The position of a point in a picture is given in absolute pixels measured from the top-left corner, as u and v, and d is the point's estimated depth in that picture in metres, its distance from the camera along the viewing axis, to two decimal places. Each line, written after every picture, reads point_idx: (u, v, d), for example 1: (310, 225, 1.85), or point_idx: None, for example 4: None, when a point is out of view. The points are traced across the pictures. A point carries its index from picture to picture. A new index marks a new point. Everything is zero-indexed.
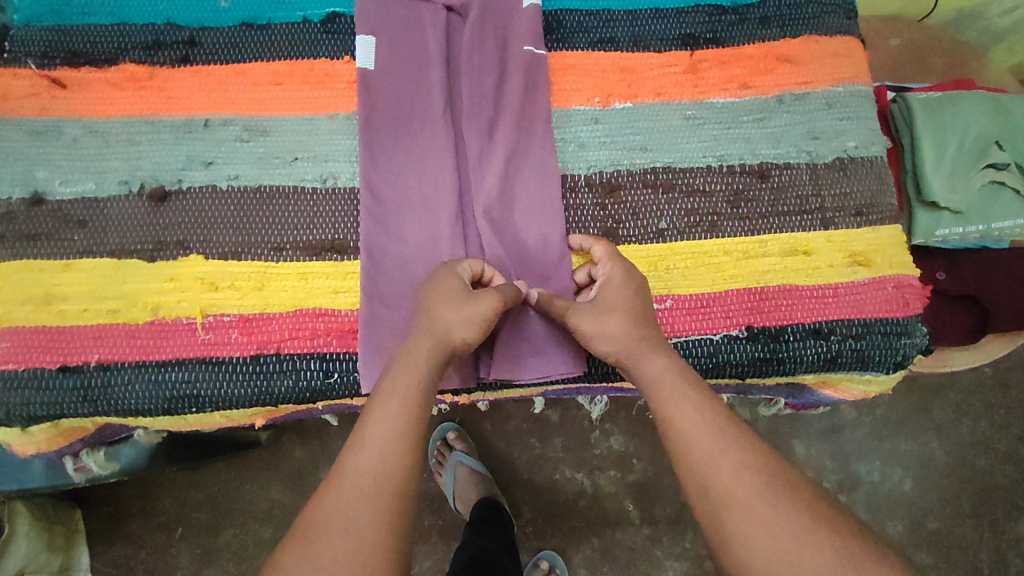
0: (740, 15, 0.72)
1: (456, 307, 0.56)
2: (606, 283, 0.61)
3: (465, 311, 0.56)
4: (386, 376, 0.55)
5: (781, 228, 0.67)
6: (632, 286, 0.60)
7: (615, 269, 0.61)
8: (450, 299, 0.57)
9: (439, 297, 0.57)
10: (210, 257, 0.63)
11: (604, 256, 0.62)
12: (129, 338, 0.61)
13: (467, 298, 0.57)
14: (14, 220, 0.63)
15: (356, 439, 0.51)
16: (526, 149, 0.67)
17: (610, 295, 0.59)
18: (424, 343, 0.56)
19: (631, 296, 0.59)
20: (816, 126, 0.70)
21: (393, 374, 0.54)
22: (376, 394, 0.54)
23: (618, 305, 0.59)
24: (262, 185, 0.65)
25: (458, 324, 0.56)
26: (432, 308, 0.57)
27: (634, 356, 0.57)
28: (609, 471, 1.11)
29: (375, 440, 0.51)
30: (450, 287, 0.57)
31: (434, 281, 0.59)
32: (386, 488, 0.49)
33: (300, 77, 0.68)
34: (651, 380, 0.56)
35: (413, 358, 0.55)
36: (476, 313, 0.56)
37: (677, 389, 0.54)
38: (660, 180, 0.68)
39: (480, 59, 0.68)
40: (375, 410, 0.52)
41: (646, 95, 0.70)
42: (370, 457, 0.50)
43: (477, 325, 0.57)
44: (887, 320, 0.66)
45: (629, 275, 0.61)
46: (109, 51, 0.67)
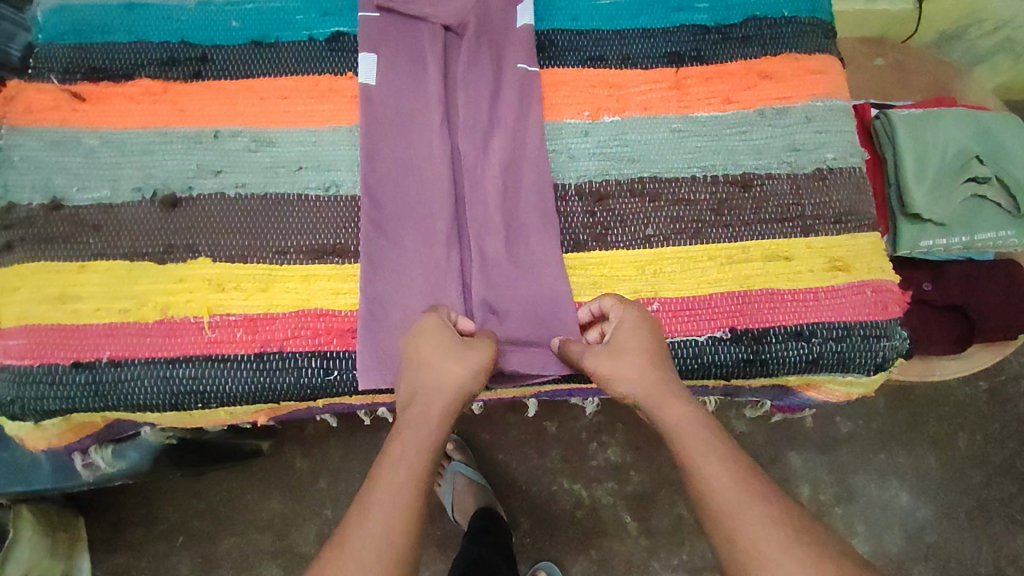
0: (723, 34, 0.76)
1: (454, 359, 0.60)
2: (619, 326, 0.63)
3: (464, 361, 0.60)
4: (396, 438, 0.58)
5: (763, 234, 0.70)
6: (645, 332, 0.63)
7: (629, 312, 0.64)
8: (449, 352, 0.60)
9: (435, 348, 0.61)
10: (218, 260, 0.66)
11: (615, 304, 0.65)
12: (139, 335, 0.63)
13: (463, 351, 0.61)
14: (33, 224, 0.67)
15: (362, 507, 0.54)
16: (518, 161, 0.71)
17: (624, 337, 0.62)
18: (430, 400, 0.59)
19: (644, 340, 0.62)
20: (796, 139, 0.73)
21: (405, 437, 0.58)
22: (386, 456, 0.57)
23: (632, 348, 0.61)
24: (269, 193, 0.69)
25: (457, 374, 0.60)
26: (430, 360, 0.61)
27: (654, 400, 0.59)
28: (605, 482, 1.13)
29: (379, 507, 0.53)
30: (444, 337, 0.61)
31: (420, 331, 0.62)
32: (389, 552, 0.51)
33: (306, 91, 0.72)
34: (669, 427, 0.58)
35: (422, 415, 0.59)
36: (474, 358, 0.61)
37: (682, 447, 0.57)
38: (646, 190, 0.71)
39: (475, 75, 0.72)
40: (386, 476, 0.55)
41: (633, 110, 0.74)
42: (375, 525, 0.52)
43: (471, 368, 0.60)
44: (867, 324, 0.68)
45: (641, 317, 0.63)
46: (126, 67, 0.71)
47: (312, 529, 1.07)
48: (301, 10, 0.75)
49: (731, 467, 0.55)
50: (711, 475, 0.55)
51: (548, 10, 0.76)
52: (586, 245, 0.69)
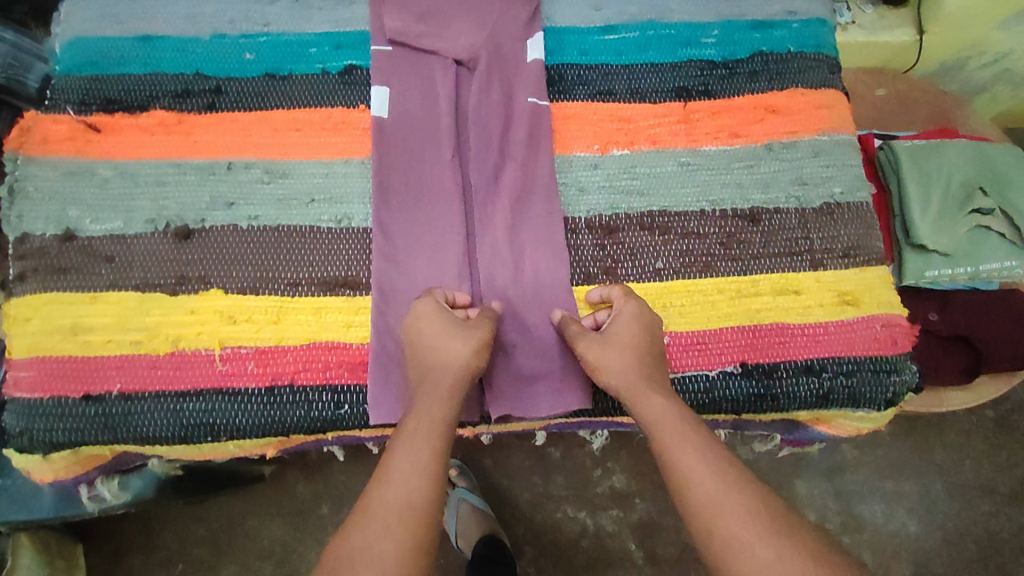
0: (729, 70, 0.78)
1: (449, 345, 0.61)
2: (618, 317, 0.64)
3: (465, 339, 0.61)
4: (411, 414, 0.59)
5: (772, 268, 0.70)
6: (644, 321, 0.64)
7: (629, 305, 0.64)
8: (443, 337, 0.61)
9: (434, 330, 0.61)
10: (230, 291, 0.66)
11: (620, 297, 0.65)
12: (149, 368, 0.63)
13: (458, 335, 0.61)
14: (46, 255, 0.67)
15: (381, 478, 0.55)
16: (529, 195, 0.71)
17: (621, 329, 0.63)
18: (434, 380, 0.60)
19: (640, 336, 0.63)
20: (803, 174, 0.74)
21: (420, 411, 0.59)
22: (403, 428, 0.58)
23: (627, 341, 0.62)
24: (282, 225, 0.69)
25: (459, 352, 0.60)
26: (425, 343, 0.61)
27: (635, 395, 0.61)
28: (611, 509, 1.12)
29: (398, 477, 0.55)
30: (438, 323, 0.62)
31: (417, 314, 0.62)
32: (409, 518, 0.53)
33: (319, 124, 0.72)
34: (645, 415, 0.60)
35: (430, 394, 0.59)
36: (474, 336, 0.61)
37: (662, 443, 0.58)
38: (656, 223, 0.72)
39: (485, 109, 0.73)
40: (402, 446, 0.56)
41: (642, 143, 0.74)
42: (395, 492, 0.54)
43: (473, 346, 0.61)
44: (877, 358, 0.68)
45: (641, 311, 0.64)
46: (141, 98, 0.72)
47: (314, 558, 1.05)
48: (314, 43, 0.76)
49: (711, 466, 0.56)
50: (692, 465, 0.56)
51: (558, 45, 0.77)
52: (596, 278, 0.70)
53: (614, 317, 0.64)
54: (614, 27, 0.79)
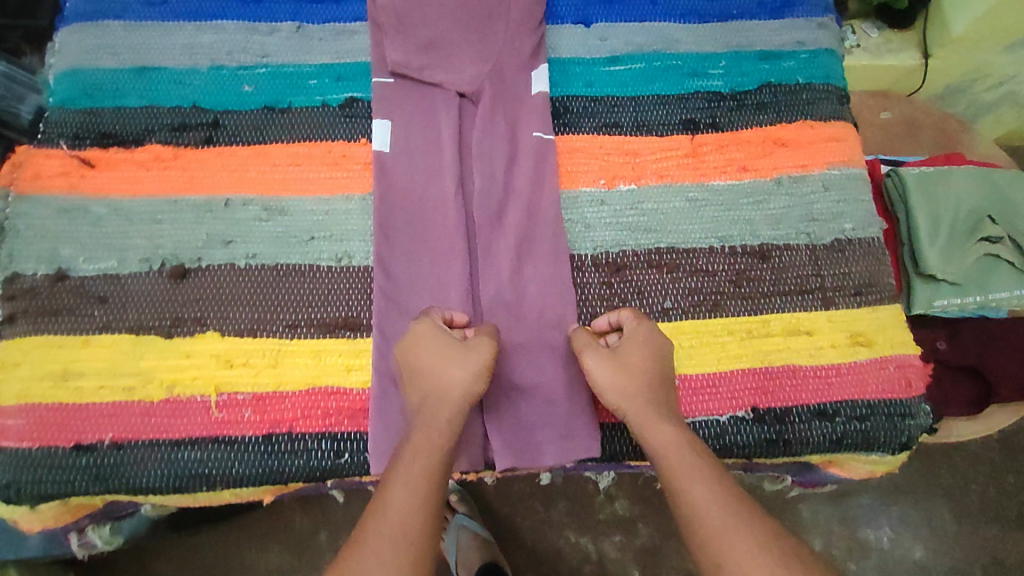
0: (737, 101, 0.76)
1: (449, 363, 0.58)
2: (630, 338, 0.62)
3: (465, 362, 0.59)
4: (409, 439, 0.56)
5: (784, 308, 0.69)
6: (654, 345, 0.61)
7: (641, 328, 0.63)
8: (444, 356, 0.59)
9: (434, 352, 0.59)
10: (226, 334, 0.64)
11: (632, 320, 0.64)
12: (143, 416, 0.61)
13: (458, 353, 0.59)
14: (37, 295, 0.65)
15: (378, 506, 0.52)
16: (534, 234, 0.69)
17: (631, 350, 0.61)
18: (434, 404, 0.58)
19: (650, 359, 0.61)
20: (813, 209, 0.73)
21: (418, 435, 0.56)
22: (401, 454, 0.55)
23: (636, 362, 0.60)
24: (280, 264, 0.67)
25: (459, 376, 0.58)
26: (425, 362, 0.59)
27: (642, 419, 0.58)
28: (614, 535, 1.10)
29: (395, 505, 0.52)
30: (439, 341, 0.59)
31: (416, 336, 0.60)
32: (406, 549, 0.50)
33: (319, 158, 0.71)
34: (653, 439, 0.57)
35: (429, 419, 0.57)
36: (476, 357, 0.59)
37: (671, 471, 0.55)
38: (664, 261, 0.70)
39: (489, 144, 0.71)
40: (401, 473, 0.54)
41: (649, 178, 0.73)
42: (392, 521, 0.51)
43: (473, 369, 0.58)
44: (891, 402, 0.67)
45: (653, 335, 0.62)
46: (136, 132, 0.70)
47: None
48: (314, 75, 0.74)
49: (721, 496, 0.54)
50: (700, 497, 0.53)
51: (563, 76, 0.76)
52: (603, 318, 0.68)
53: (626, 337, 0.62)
54: (620, 57, 0.77)
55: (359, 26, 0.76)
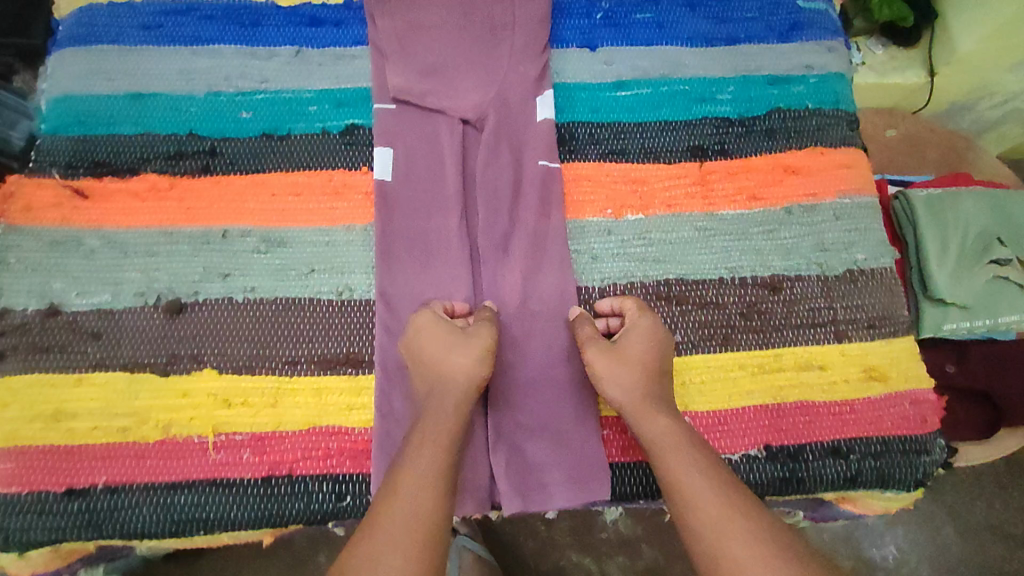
0: (746, 127, 0.75)
1: (453, 351, 0.59)
2: (630, 330, 0.62)
3: (467, 348, 0.59)
4: (416, 425, 0.56)
5: (795, 341, 0.67)
6: (655, 337, 0.62)
7: (643, 320, 0.63)
8: (447, 344, 0.59)
9: (436, 340, 0.60)
10: (224, 371, 0.62)
11: (633, 310, 0.64)
12: (138, 458, 0.60)
13: (460, 340, 0.59)
14: (28, 331, 0.63)
15: (387, 490, 0.52)
16: (539, 266, 0.68)
17: (632, 341, 0.61)
18: (439, 393, 0.58)
19: (651, 351, 0.61)
20: (825, 238, 0.71)
21: (424, 420, 0.56)
22: (408, 440, 0.55)
23: (636, 355, 0.60)
24: (280, 297, 0.65)
25: (462, 362, 0.58)
26: (429, 351, 0.60)
27: (639, 411, 0.58)
28: (616, 557, 1.07)
29: (405, 488, 0.52)
30: (442, 330, 0.60)
31: (417, 328, 0.61)
32: (419, 529, 0.50)
33: (319, 188, 0.69)
34: (649, 429, 0.58)
35: (434, 407, 0.57)
36: (478, 346, 0.59)
37: (666, 462, 0.55)
38: (672, 292, 0.68)
39: (494, 173, 0.70)
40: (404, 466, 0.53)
41: (657, 207, 0.71)
42: (404, 502, 0.51)
43: (475, 355, 0.59)
44: (906, 438, 0.65)
45: (654, 327, 0.63)
46: (131, 161, 0.69)
47: None
48: (314, 101, 0.72)
49: (726, 486, 0.53)
50: (695, 488, 0.53)
51: (568, 102, 0.74)
52: None
53: (627, 329, 0.63)
54: (626, 83, 0.75)
55: (359, 50, 0.74)
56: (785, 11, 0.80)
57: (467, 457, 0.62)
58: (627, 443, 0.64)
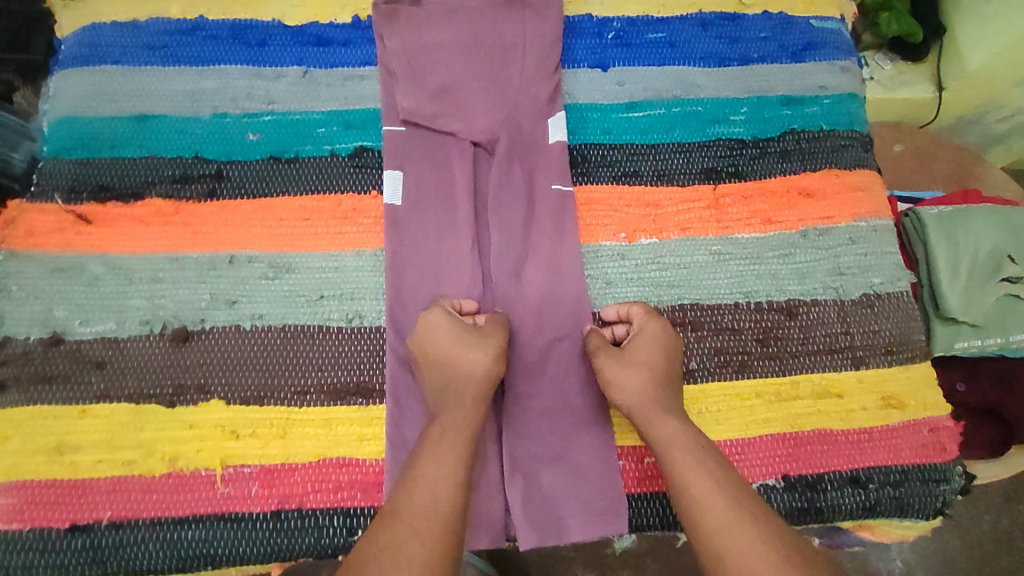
0: (760, 149, 0.74)
1: (466, 350, 0.59)
2: (639, 336, 0.62)
3: (484, 346, 0.60)
4: (435, 419, 0.57)
5: (812, 367, 0.66)
6: (665, 341, 0.62)
7: (651, 324, 0.63)
8: (459, 344, 0.59)
9: (447, 340, 0.60)
10: (231, 402, 0.61)
11: (641, 315, 0.64)
12: (144, 492, 0.58)
13: (472, 338, 0.60)
14: (29, 361, 0.61)
15: (407, 481, 0.53)
16: (553, 292, 0.67)
17: (641, 348, 0.61)
18: (452, 392, 0.58)
19: (660, 356, 0.61)
20: (841, 262, 0.70)
21: (444, 415, 0.57)
22: (428, 434, 0.56)
23: (645, 361, 0.60)
24: (288, 324, 0.64)
25: (479, 360, 0.59)
26: (441, 352, 0.60)
27: (648, 415, 0.58)
28: (621, 573, 0.97)
29: (425, 480, 0.52)
30: (454, 329, 0.60)
31: (429, 326, 0.61)
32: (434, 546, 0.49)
33: (327, 212, 0.67)
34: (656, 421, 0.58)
35: (453, 403, 0.58)
36: (490, 345, 0.60)
37: (674, 465, 0.55)
38: (687, 318, 0.67)
39: (506, 197, 0.69)
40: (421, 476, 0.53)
41: (671, 231, 0.70)
42: (423, 494, 0.52)
43: (492, 353, 0.59)
44: (925, 466, 0.64)
45: (662, 332, 0.63)
46: (135, 185, 0.67)
47: None
48: (322, 123, 0.71)
49: (741, 494, 0.53)
50: (703, 490, 0.53)
51: (580, 124, 0.73)
52: None
53: (635, 335, 0.63)
54: (639, 103, 0.75)
55: (368, 71, 0.73)
56: (798, 31, 0.79)
57: (481, 490, 0.61)
58: (644, 473, 0.63)
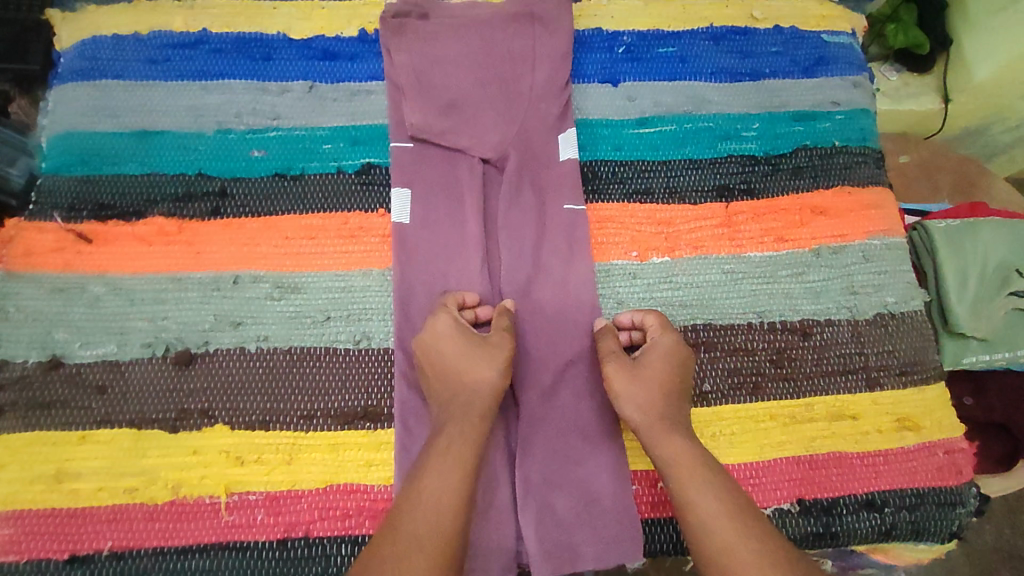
0: (772, 165, 0.73)
1: (478, 360, 0.58)
2: (653, 349, 0.61)
3: (492, 361, 0.59)
4: (441, 429, 0.55)
5: (827, 389, 0.65)
6: (677, 358, 0.61)
7: (666, 338, 0.62)
8: (468, 351, 0.59)
9: (456, 348, 0.59)
10: (236, 428, 0.59)
11: (656, 326, 0.63)
12: (146, 521, 0.57)
13: (480, 349, 0.59)
14: (27, 386, 0.60)
15: (411, 508, 0.51)
16: (564, 315, 0.66)
17: (653, 362, 0.60)
18: (457, 401, 0.57)
19: (671, 372, 0.60)
20: (854, 281, 0.69)
21: (451, 423, 0.56)
22: (433, 443, 0.55)
23: (657, 376, 0.60)
24: (294, 347, 0.63)
25: (488, 371, 0.58)
26: (449, 361, 0.59)
27: (653, 432, 0.57)
28: None
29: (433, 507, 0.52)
30: (462, 336, 0.59)
31: (436, 331, 0.60)
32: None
33: (333, 231, 0.66)
34: (663, 437, 0.56)
35: (457, 413, 0.56)
36: (499, 356, 0.59)
37: (680, 485, 0.54)
38: (700, 339, 0.66)
39: (515, 215, 0.68)
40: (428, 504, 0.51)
41: (683, 250, 0.69)
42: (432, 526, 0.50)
43: (501, 366, 0.58)
44: (941, 489, 0.64)
45: (677, 347, 0.62)
46: (137, 203, 0.66)
47: None
48: (328, 139, 0.70)
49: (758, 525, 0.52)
50: (715, 518, 0.52)
51: (591, 140, 0.72)
52: None
53: (649, 347, 0.62)
54: (650, 119, 0.74)
55: (375, 86, 0.72)
56: (809, 45, 0.79)
57: (492, 517, 0.60)
58: (657, 498, 0.62)
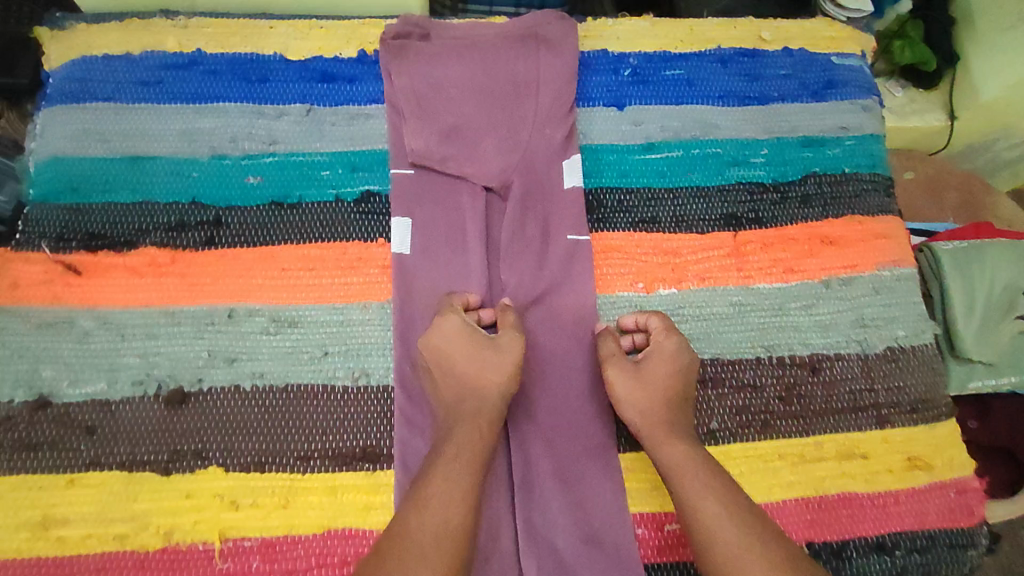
0: (782, 193, 0.71)
1: (485, 374, 0.57)
2: (656, 353, 0.60)
3: (502, 375, 0.57)
4: (449, 443, 0.54)
5: (837, 427, 0.64)
6: (683, 364, 0.60)
7: (670, 342, 0.61)
8: (475, 354, 0.58)
9: (463, 354, 0.58)
10: (231, 469, 0.58)
11: (660, 329, 0.62)
12: (137, 569, 0.55)
13: (488, 356, 0.58)
14: (13, 427, 0.58)
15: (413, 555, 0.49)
16: (569, 350, 0.64)
17: (656, 367, 0.59)
18: (462, 411, 0.56)
19: (674, 378, 0.59)
20: (864, 314, 0.68)
21: (458, 446, 0.54)
22: (440, 464, 0.53)
23: (659, 381, 0.59)
24: (291, 384, 0.61)
25: (495, 387, 0.57)
26: (456, 374, 0.58)
27: (657, 437, 0.57)
28: None
29: None
30: (468, 339, 0.58)
31: (443, 333, 0.59)
32: None
33: (331, 262, 0.64)
34: (673, 478, 0.55)
35: (463, 426, 0.55)
36: (506, 362, 0.58)
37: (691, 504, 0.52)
38: (708, 374, 0.65)
39: (519, 245, 0.66)
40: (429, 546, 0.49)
41: (690, 281, 0.68)
42: None
43: (504, 401, 0.57)
44: (952, 530, 0.62)
45: (681, 352, 0.60)
46: (127, 233, 0.64)
47: None
48: (327, 165, 0.67)
49: None
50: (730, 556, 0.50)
51: (596, 166, 0.71)
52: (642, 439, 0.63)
53: (652, 350, 0.61)
54: (656, 144, 0.72)
55: (375, 109, 0.70)
56: (819, 67, 0.77)
57: (495, 563, 0.58)
58: (664, 542, 0.60)
